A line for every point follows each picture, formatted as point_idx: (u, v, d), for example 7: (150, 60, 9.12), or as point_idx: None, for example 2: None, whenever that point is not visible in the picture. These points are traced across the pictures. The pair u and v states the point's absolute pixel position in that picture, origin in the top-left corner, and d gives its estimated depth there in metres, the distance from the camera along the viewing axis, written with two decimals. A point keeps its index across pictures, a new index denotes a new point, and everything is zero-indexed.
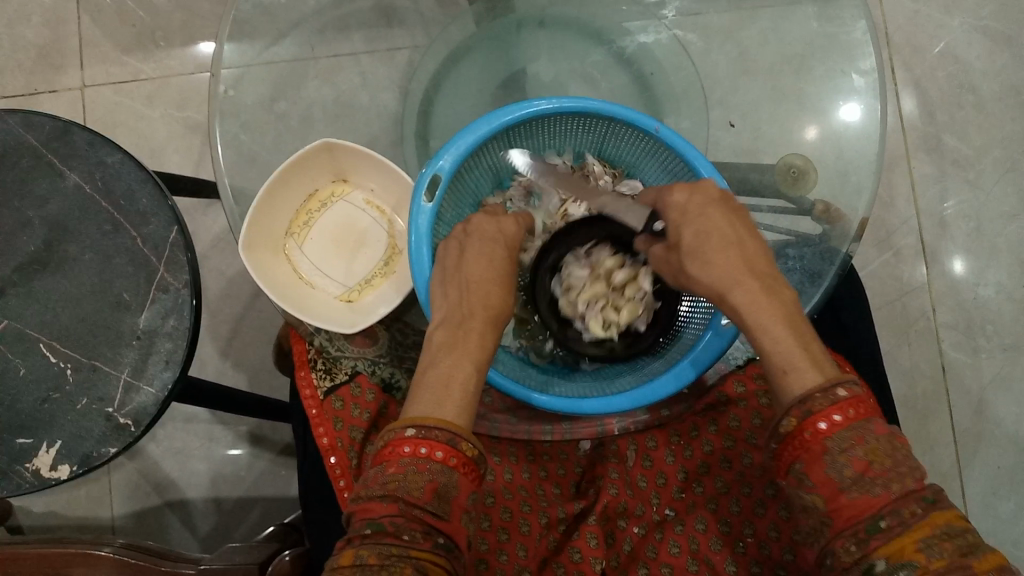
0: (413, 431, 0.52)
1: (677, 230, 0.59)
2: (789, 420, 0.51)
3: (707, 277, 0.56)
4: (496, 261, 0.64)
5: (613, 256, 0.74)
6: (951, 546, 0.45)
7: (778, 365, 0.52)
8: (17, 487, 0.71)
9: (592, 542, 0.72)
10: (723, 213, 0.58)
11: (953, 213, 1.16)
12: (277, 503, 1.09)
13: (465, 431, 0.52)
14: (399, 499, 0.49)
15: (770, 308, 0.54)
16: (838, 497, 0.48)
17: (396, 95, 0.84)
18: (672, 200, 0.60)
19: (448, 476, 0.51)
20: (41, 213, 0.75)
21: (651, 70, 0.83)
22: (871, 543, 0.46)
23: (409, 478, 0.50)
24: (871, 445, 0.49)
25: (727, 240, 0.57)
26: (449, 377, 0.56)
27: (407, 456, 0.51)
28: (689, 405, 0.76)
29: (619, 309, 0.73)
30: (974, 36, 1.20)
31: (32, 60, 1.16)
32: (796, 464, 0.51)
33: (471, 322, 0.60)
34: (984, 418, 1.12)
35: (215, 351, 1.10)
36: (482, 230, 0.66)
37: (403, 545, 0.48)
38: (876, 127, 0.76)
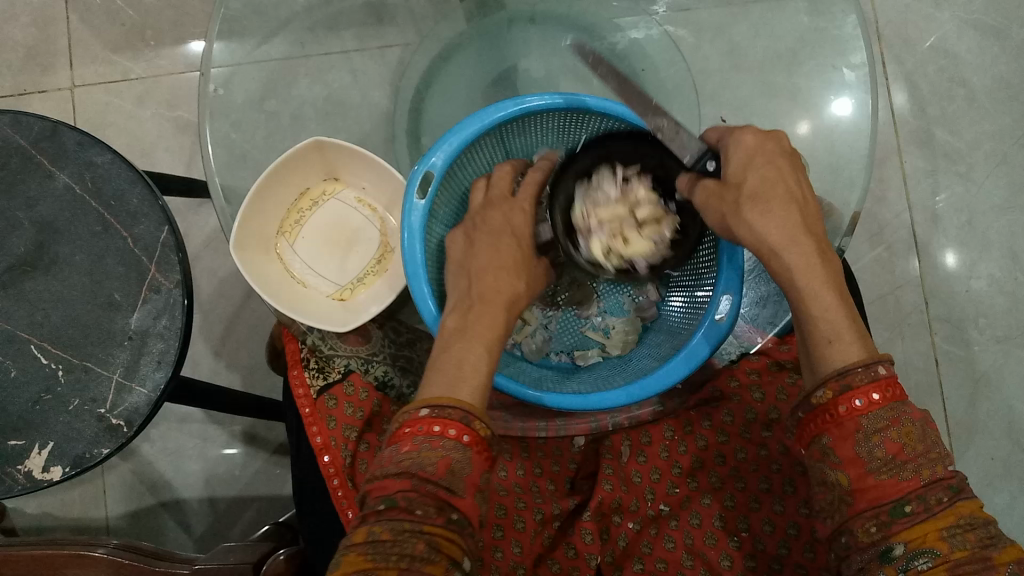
0: (426, 411, 0.51)
1: (739, 175, 0.57)
2: (825, 392, 0.50)
3: (766, 229, 0.54)
4: (504, 248, 0.64)
5: (651, 191, 0.68)
6: (973, 537, 0.46)
7: (824, 335, 0.53)
8: (10, 489, 0.71)
9: (586, 538, 0.73)
10: (787, 169, 0.57)
11: (945, 206, 1.17)
12: (272, 502, 1.09)
13: (479, 411, 0.52)
14: (413, 476, 0.49)
15: (823, 273, 0.54)
16: (864, 478, 0.49)
17: (388, 93, 0.84)
18: (738, 145, 0.58)
19: (462, 453, 0.50)
20: (30, 213, 0.75)
21: (642, 67, 0.81)
22: (893, 526, 0.47)
23: (423, 455, 0.49)
24: (904, 428, 0.49)
25: (790, 196, 0.55)
26: (460, 362, 0.56)
27: (421, 433, 0.51)
28: (683, 401, 0.77)
29: (626, 242, 0.69)
30: (964, 30, 1.20)
31: (21, 60, 1.16)
32: (823, 438, 0.51)
33: (481, 307, 0.60)
34: (976, 409, 1.13)
35: (208, 351, 1.10)
36: (489, 222, 0.66)
37: (416, 521, 0.47)
38: (867, 122, 0.76)
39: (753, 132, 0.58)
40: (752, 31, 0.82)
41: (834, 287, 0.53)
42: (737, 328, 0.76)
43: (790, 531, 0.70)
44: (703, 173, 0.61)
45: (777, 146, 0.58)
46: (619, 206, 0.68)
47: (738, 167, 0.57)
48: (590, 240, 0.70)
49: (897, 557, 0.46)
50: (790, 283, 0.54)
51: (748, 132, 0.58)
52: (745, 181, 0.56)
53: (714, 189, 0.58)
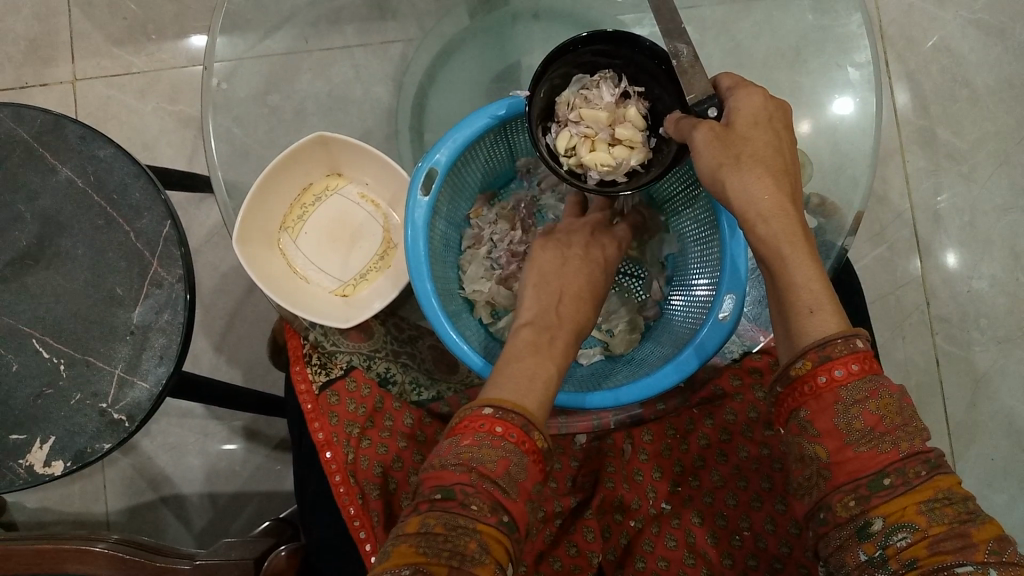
0: (490, 410, 0.52)
1: (744, 132, 0.56)
2: (804, 363, 0.50)
3: (758, 191, 0.54)
4: (592, 283, 0.69)
5: (641, 116, 0.66)
6: (952, 512, 0.45)
7: (804, 304, 0.52)
8: (11, 484, 0.70)
9: (588, 536, 0.74)
10: (787, 142, 0.57)
11: (946, 206, 1.17)
12: (273, 497, 1.09)
13: (538, 421, 0.52)
14: (472, 470, 0.48)
15: (805, 247, 0.54)
16: (843, 451, 0.49)
17: (390, 89, 0.85)
18: (746, 102, 0.57)
19: (520, 457, 0.50)
20: (32, 207, 0.75)
21: None
22: (872, 500, 0.47)
23: (483, 451, 0.49)
24: (884, 400, 0.49)
25: (780, 167, 0.56)
26: (533, 374, 0.57)
27: (482, 431, 0.51)
28: (685, 399, 0.75)
29: (592, 150, 0.66)
30: (968, 30, 1.20)
31: (23, 53, 1.15)
32: (800, 412, 0.51)
33: (556, 333, 0.63)
34: (978, 409, 1.13)
35: (209, 345, 1.10)
36: (583, 247, 0.71)
37: (469, 517, 0.46)
38: (870, 121, 0.76)
39: (764, 96, 0.57)
40: (756, 29, 0.81)
41: (814, 261, 0.54)
42: (740, 327, 0.75)
43: (791, 530, 0.69)
44: (700, 117, 0.59)
45: (781, 117, 0.58)
46: (604, 112, 0.65)
47: (744, 124, 0.56)
48: (561, 130, 0.67)
49: (875, 532, 0.47)
50: (775, 246, 0.54)
51: (757, 93, 0.57)
52: (748, 139, 0.55)
53: (718, 132, 0.56)
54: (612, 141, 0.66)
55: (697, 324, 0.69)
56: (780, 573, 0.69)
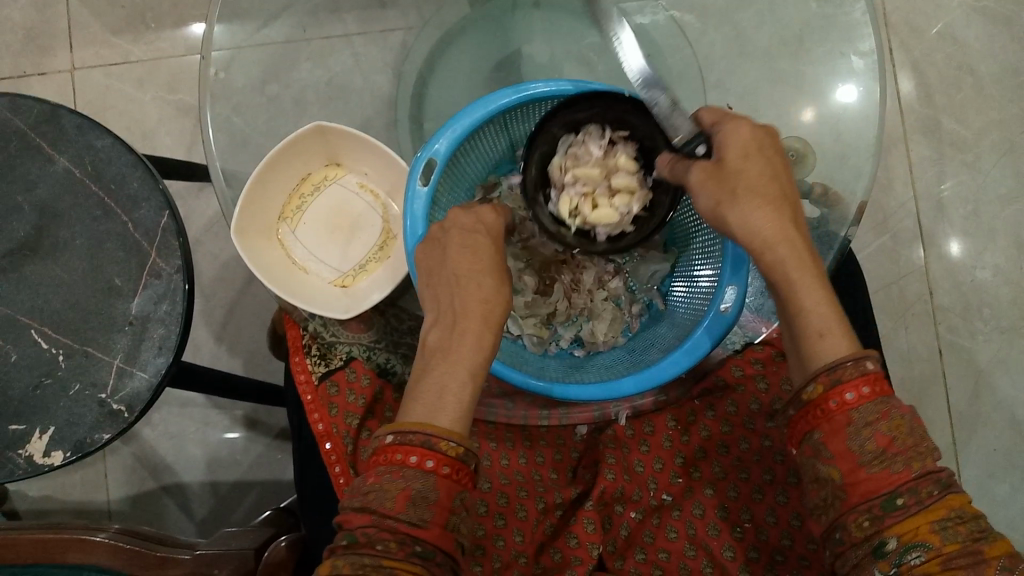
0: (391, 437, 0.51)
1: (738, 164, 0.55)
2: (815, 388, 0.50)
3: (760, 223, 0.54)
4: (482, 251, 0.58)
5: (632, 161, 0.67)
6: (964, 530, 0.46)
7: (814, 329, 0.53)
8: (11, 474, 0.71)
9: (588, 527, 0.72)
10: (782, 167, 0.56)
11: (950, 194, 1.16)
12: (274, 486, 1.09)
13: (442, 431, 0.50)
14: (374, 511, 0.48)
15: (813, 271, 0.54)
16: (856, 472, 0.49)
17: (390, 78, 0.83)
18: (735, 134, 0.56)
19: (423, 480, 0.49)
20: (30, 197, 0.74)
21: (648, 52, 0.79)
22: (886, 520, 0.47)
23: (384, 488, 0.49)
24: (896, 421, 0.49)
25: (779, 193, 0.55)
26: (440, 389, 0.53)
27: (385, 462, 0.50)
28: (687, 390, 0.77)
29: (595, 207, 0.67)
30: (973, 17, 1.18)
31: (20, 42, 1.14)
32: (814, 435, 0.51)
33: (466, 324, 0.55)
34: (980, 399, 1.12)
35: (209, 335, 1.10)
36: (459, 222, 0.60)
37: (376, 555, 0.46)
38: (875, 110, 0.75)
39: (752, 125, 0.56)
40: (759, 17, 0.79)
41: (825, 285, 0.54)
42: (742, 318, 0.75)
43: (792, 522, 0.70)
44: (689, 155, 0.60)
45: (771, 143, 0.56)
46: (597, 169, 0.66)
47: (735, 158, 0.55)
48: (560, 195, 0.68)
49: (890, 551, 0.46)
50: (784, 272, 0.54)
51: (745, 124, 0.56)
52: (744, 170, 0.55)
53: (710, 171, 0.56)
54: (611, 192, 0.68)
55: (698, 316, 0.68)
56: (780, 565, 0.69)
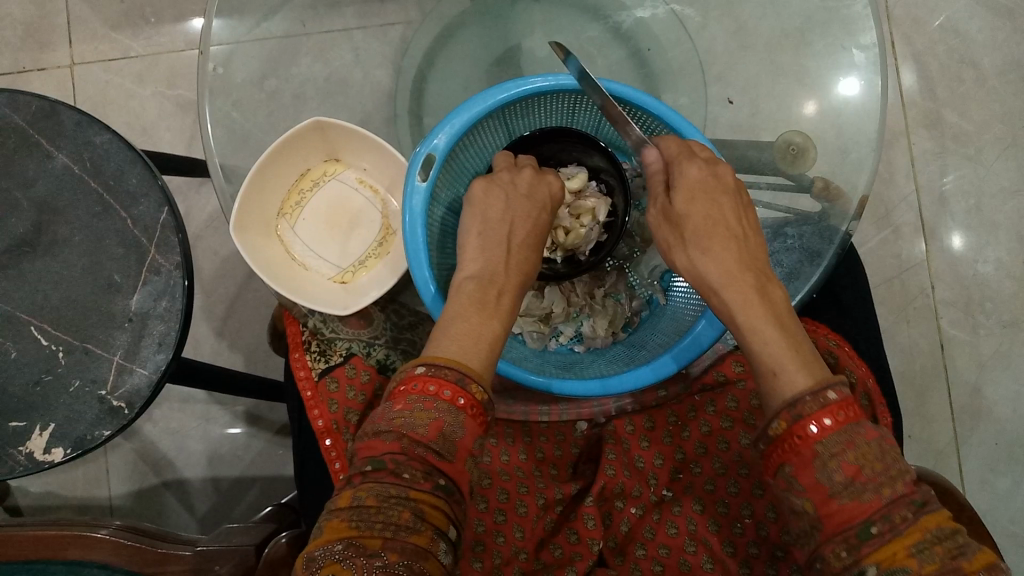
0: (423, 369, 0.50)
1: (681, 209, 0.58)
2: (778, 423, 0.49)
3: (704, 266, 0.56)
4: (538, 224, 0.63)
5: (580, 181, 0.73)
6: (942, 550, 0.44)
7: (767, 367, 0.51)
8: (11, 471, 0.71)
9: (589, 523, 0.72)
10: (729, 209, 0.57)
11: (952, 187, 1.15)
12: (276, 481, 1.10)
13: (478, 376, 0.50)
14: (403, 437, 0.47)
15: (762, 309, 0.53)
16: (828, 503, 0.47)
17: (390, 72, 0.84)
18: (684, 177, 0.58)
19: (455, 416, 0.48)
20: (29, 193, 0.74)
21: (649, 46, 0.83)
22: (862, 550, 0.45)
23: (415, 415, 0.48)
24: (861, 450, 0.47)
25: (730, 234, 0.56)
26: (476, 337, 0.53)
27: (415, 392, 0.49)
28: (686, 386, 0.78)
29: (566, 232, 0.74)
30: (976, 10, 1.18)
31: (20, 37, 1.14)
32: (785, 468, 0.49)
33: (505, 288, 0.57)
34: (982, 394, 1.12)
35: (210, 331, 1.10)
36: (533, 189, 0.64)
37: (402, 486, 0.45)
38: (876, 103, 0.74)
39: (699, 166, 0.58)
40: (761, 9, 0.77)
41: (778, 320, 0.53)
42: None
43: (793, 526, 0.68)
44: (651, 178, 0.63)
45: (721, 187, 0.58)
46: None
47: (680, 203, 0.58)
48: None
49: None
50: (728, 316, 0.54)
51: (694, 165, 0.58)
52: (687, 217, 0.57)
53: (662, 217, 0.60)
54: (575, 215, 0.74)
55: (696, 312, 0.68)
56: (782, 560, 0.69)
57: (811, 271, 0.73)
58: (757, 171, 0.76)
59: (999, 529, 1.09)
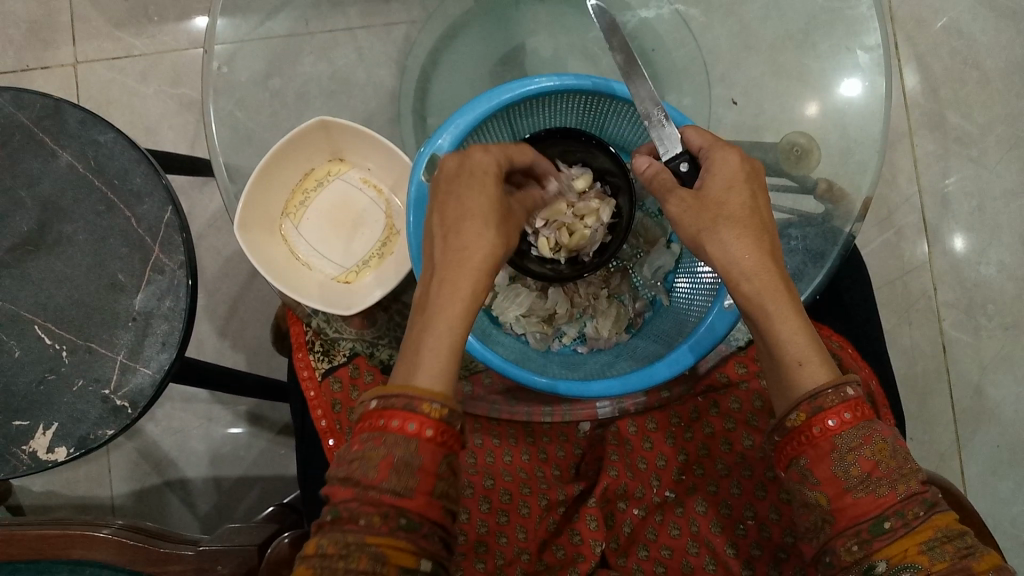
0: (373, 402, 0.46)
1: (718, 196, 0.54)
2: (798, 415, 0.50)
3: (739, 252, 0.52)
4: (467, 193, 0.54)
5: (585, 182, 0.73)
6: (952, 548, 0.45)
7: (792, 357, 0.51)
8: (14, 470, 0.71)
9: (591, 524, 0.71)
10: (763, 202, 0.55)
11: (955, 189, 1.15)
12: (277, 481, 1.10)
13: (422, 393, 0.45)
14: (355, 481, 0.44)
15: (789, 300, 0.52)
16: (843, 497, 0.48)
17: (394, 71, 0.83)
18: (722, 164, 0.55)
19: (405, 446, 0.44)
20: (33, 192, 0.74)
21: (653, 46, 0.82)
22: (874, 544, 0.47)
23: (367, 456, 0.44)
24: (878, 445, 0.49)
25: (764, 226, 0.53)
26: (421, 345, 0.48)
27: (368, 428, 0.46)
28: (689, 387, 0.76)
29: (571, 234, 0.74)
30: (980, 11, 1.17)
31: (23, 35, 1.14)
32: (800, 460, 0.50)
33: (448, 276, 0.50)
34: (984, 396, 1.12)
35: (213, 330, 1.10)
36: (451, 168, 0.55)
37: (359, 532, 0.43)
38: (880, 104, 0.74)
39: (741, 156, 0.55)
40: (763, 11, 0.77)
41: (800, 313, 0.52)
42: None
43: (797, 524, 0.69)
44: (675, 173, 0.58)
45: (757, 178, 0.55)
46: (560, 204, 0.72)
47: (718, 188, 0.54)
48: (538, 238, 0.74)
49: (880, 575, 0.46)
50: (759, 304, 0.52)
51: (733, 154, 0.55)
52: (725, 202, 0.53)
53: (692, 200, 0.54)
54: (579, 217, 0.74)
55: (700, 314, 0.68)
56: (784, 562, 0.69)
57: (816, 272, 0.73)
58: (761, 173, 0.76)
59: (1000, 531, 1.09)
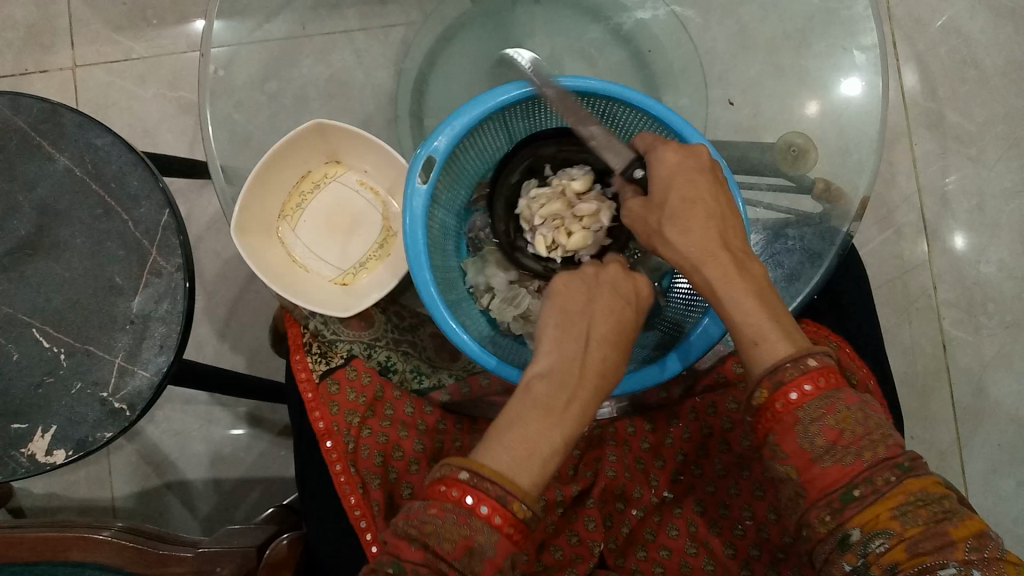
0: (466, 475, 0.45)
1: (660, 196, 0.54)
2: (761, 393, 0.50)
3: (684, 246, 0.52)
4: (625, 325, 0.53)
5: (585, 184, 0.72)
6: (926, 513, 0.45)
7: (748, 337, 0.51)
8: (13, 472, 0.71)
9: (589, 525, 0.72)
10: (706, 187, 0.53)
11: (954, 188, 1.15)
12: (278, 482, 1.10)
13: (519, 497, 0.45)
14: (428, 547, 0.44)
15: (743, 283, 0.51)
16: (811, 468, 0.49)
17: (391, 73, 0.84)
18: (659, 163, 0.55)
19: (487, 536, 0.44)
20: (31, 196, 0.74)
21: (649, 47, 0.82)
22: (845, 512, 0.47)
23: (446, 527, 0.44)
24: (841, 414, 0.49)
25: (710, 214, 0.53)
26: (531, 444, 0.46)
27: (452, 499, 0.45)
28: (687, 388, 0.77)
29: (569, 235, 0.73)
30: (978, 10, 1.17)
31: (22, 40, 1.14)
32: (770, 438, 0.51)
33: (579, 392, 0.49)
34: (984, 394, 1.12)
35: (212, 332, 1.10)
36: (617, 285, 0.54)
37: None
38: (876, 104, 0.74)
39: (676, 150, 0.54)
40: (762, 11, 0.78)
41: (756, 292, 0.51)
42: None
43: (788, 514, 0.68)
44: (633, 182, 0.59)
45: (698, 165, 0.54)
46: (558, 204, 0.72)
47: (659, 189, 0.54)
48: (535, 236, 0.74)
49: (854, 543, 0.46)
50: (709, 295, 0.52)
51: (670, 149, 0.54)
52: (666, 201, 0.54)
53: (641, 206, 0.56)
54: (578, 218, 0.73)
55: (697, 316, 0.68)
56: (782, 562, 0.68)
57: (813, 273, 0.73)
58: (758, 173, 0.77)
59: (1001, 531, 1.09)
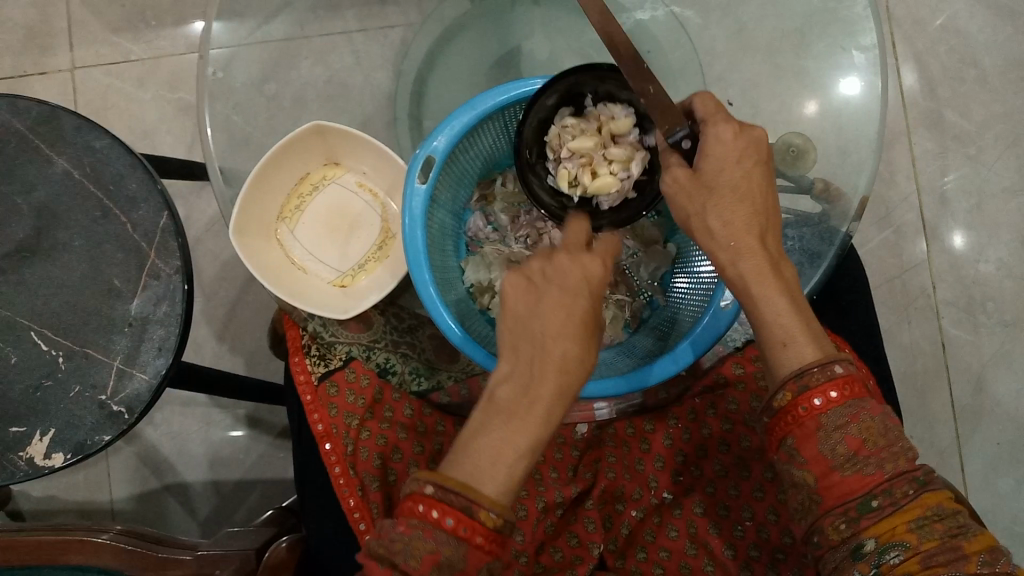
0: (430, 490, 0.45)
1: (710, 178, 0.53)
2: (784, 395, 0.50)
3: (728, 235, 0.52)
4: (580, 313, 0.50)
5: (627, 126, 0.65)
6: (941, 527, 0.45)
7: (776, 338, 0.51)
8: (11, 476, 0.70)
9: (589, 527, 0.72)
10: (757, 180, 0.53)
11: (953, 187, 1.15)
12: (277, 484, 1.10)
13: (485, 509, 0.45)
14: (396, 566, 0.44)
15: (775, 281, 0.52)
16: (829, 476, 0.48)
17: (390, 74, 0.85)
18: (715, 142, 0.53)
19: (455, 548, 0.44)
20: (29, 199, 0.74)
21: (648, 48, 0.81)
22: (861, 522, 0.47)
23: (413, 543, 0.44)
24: (865, 424, 0.48)
25: (755, 206, 0.53)
26: (495, 454, 0.46)
27: (418, 516, 0.45)
28: (688, 387, 0.77)
29: (595, 175, 0.65)
30: (977, 9, 1.17)
31: (20, 42, 1.14)
32: (788, 440, 0.50)
33: (540, 393, 0.48)
34: (984, 394, 1.12)
35: (211, 334, 1.10)
36: (566, 272, 0.52)
37: None
38: (876, 104, 0.74)
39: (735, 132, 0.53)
40: (760, 11, 0.77)
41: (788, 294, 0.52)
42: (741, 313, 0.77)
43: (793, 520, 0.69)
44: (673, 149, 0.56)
45: (754, 154, 0.54)
46: (592, 140, 0.64)
47: (713, 169, 0.53)
48: (558, 168, 0.66)
49: (868, 552, 0.46)
50: (743, 286, 0.52)
51: (726, 130, 0.53)
52: (717, 184, 0.53)
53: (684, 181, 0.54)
54: (608, 160, 0.66)
55: (694, 315, 0.69)
56: (781, 563, 0.69)
57: (813, 272, 0.73)
58: None
59: (1001, 530, 1.09)
